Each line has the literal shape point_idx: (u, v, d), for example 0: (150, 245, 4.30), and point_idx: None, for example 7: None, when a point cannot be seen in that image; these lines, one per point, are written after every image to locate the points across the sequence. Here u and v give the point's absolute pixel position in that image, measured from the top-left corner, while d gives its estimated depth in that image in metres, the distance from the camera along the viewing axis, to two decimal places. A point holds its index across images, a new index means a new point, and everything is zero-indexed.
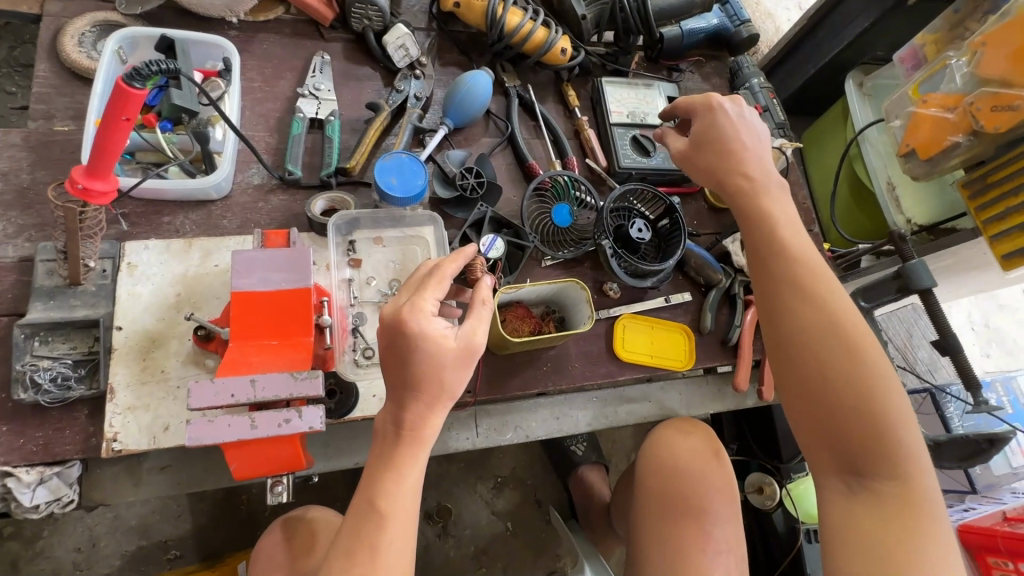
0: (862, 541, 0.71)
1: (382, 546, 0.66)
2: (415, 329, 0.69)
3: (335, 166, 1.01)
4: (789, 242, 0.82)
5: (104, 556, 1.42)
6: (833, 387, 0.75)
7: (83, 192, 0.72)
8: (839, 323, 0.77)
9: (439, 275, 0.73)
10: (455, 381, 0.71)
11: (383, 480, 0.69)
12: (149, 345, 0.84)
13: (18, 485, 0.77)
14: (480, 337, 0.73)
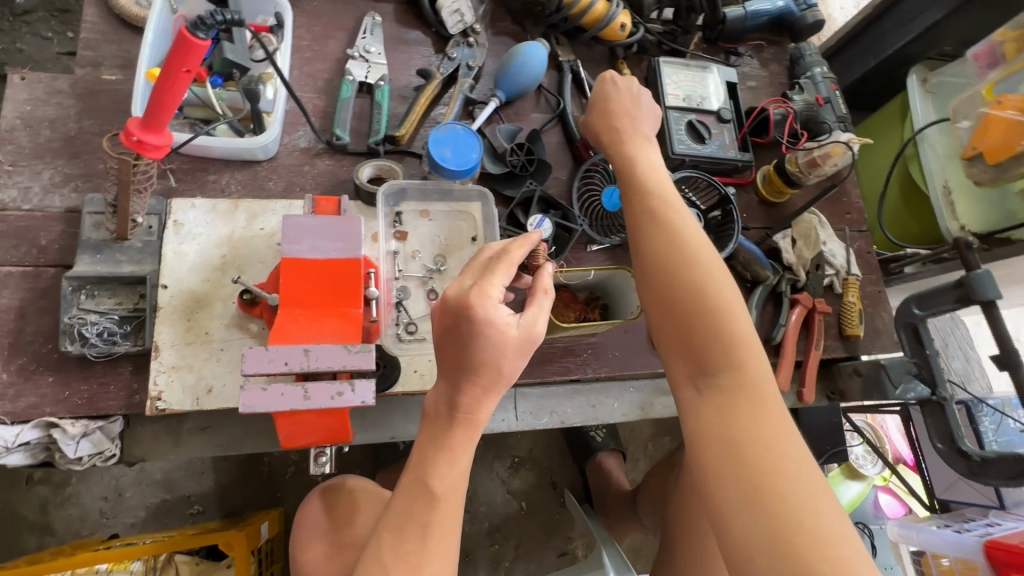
0: (720, 452, 0.65)
1: (433, 526, 0.68)
2: (484, 316, 0.67)
3: (384, 134, 0.98)
4: (650, 181, 0.83)
5: (129, 506, 1.45)
6: (680, 292, 0.73)
7: (137, 145, 0.69)
8: (682, 236, 0.76)
9: (508, 261, 0.72)
10: (513, 368, 0.71)
11: (436, 463, 0.70)
12: (193, 305, 0.82)
13: (63, 437, 0.77)
14: (541, 327, 0.73)
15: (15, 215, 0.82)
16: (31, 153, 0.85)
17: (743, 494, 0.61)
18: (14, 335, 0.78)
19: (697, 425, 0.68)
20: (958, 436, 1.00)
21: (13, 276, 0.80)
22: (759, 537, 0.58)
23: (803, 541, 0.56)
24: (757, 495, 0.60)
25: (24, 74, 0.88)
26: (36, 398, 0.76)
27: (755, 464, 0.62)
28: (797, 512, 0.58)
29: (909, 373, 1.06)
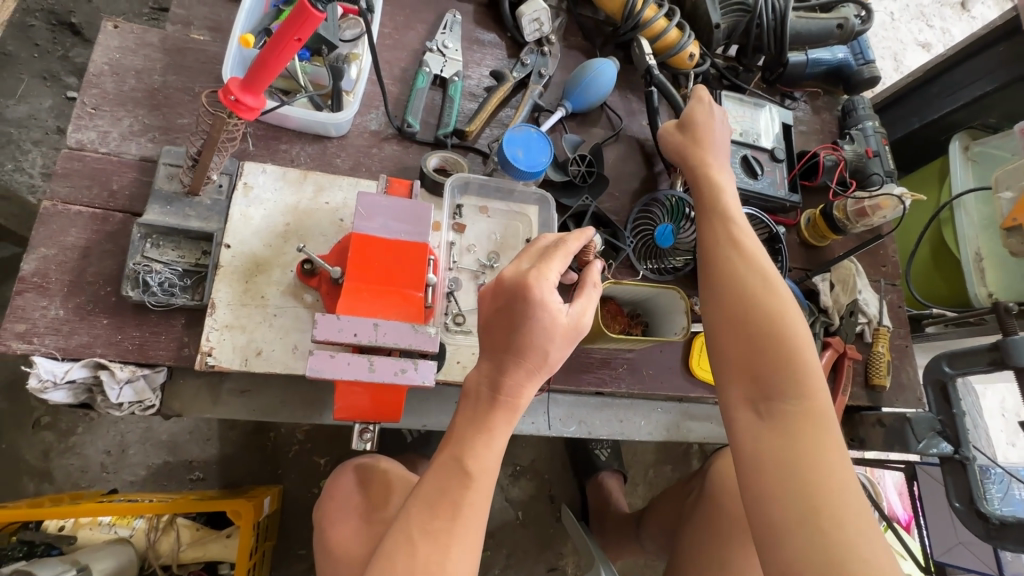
0: (775, 473, 0.65)
1: (463, 506, 0.68)
2: (535, 298, 0.68)
3: (454, 128, 1.00)
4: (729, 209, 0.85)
5: (131, 464, 1.44)
6: (745, 311, 0.75)
7: (233, 104, 0.71)
8: (751, 258, 0.79)
9: (566, 249, 0.73)
10: (558, 354, 0.72)
11: (473, 445, 0.70)
12: (253, 268, 0.83)
13: (109, 380, 0.77)
14: (588, 318, 0.74)
15: (92, 156, 0.83)
16: (114, 99, 0.87)
17: (796, 511, 0.61)
18: (75, 273, 0.78)
19: (752, 443, 0.69)
20: (979, 498, 1.00)
21: (82, 216, 0.80)
22: (813, 554, 0.58)
23: (851, 558, 0.57)
24: (814, 518, 0.60)
25: (117, 23, 0.90)
26: (89, 337, 0.77)
27: (810, 482, 0.62)
28: (851, 535, 0.58)
29: (933, 429, 1.08)
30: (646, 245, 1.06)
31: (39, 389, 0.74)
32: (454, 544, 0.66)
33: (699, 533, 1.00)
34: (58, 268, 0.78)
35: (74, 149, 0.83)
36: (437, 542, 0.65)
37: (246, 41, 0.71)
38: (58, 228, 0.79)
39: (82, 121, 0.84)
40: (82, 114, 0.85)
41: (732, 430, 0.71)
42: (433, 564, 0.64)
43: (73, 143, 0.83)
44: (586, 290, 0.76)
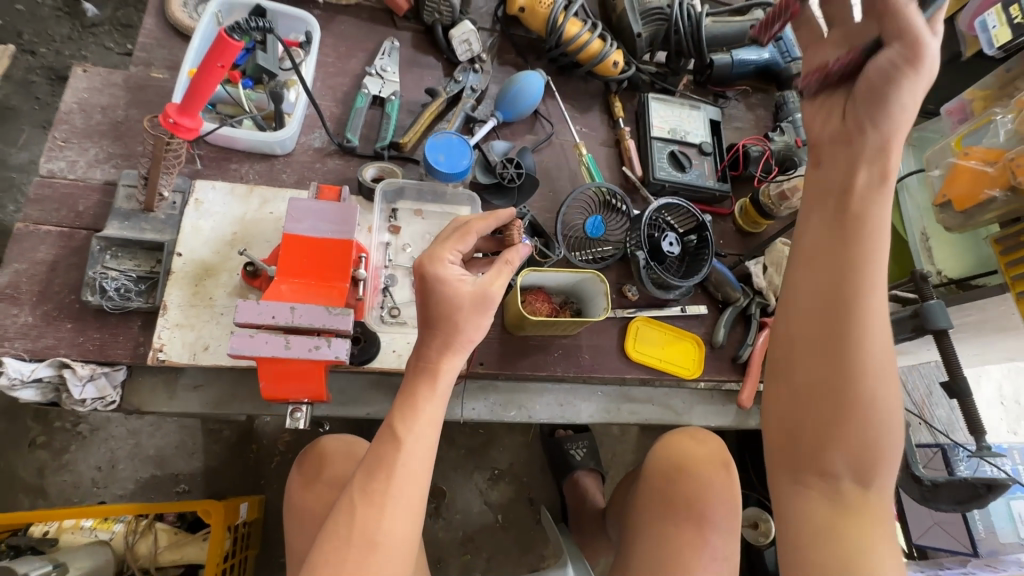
0: (820, 539, 0.75)
1: (397, 468, 0.73)
2: (431, 272, 0.78)
3: (390, 140, 1.10)
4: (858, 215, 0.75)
5: (121, 478, 1.52)
6: (836, 392, 0.74)
7: (173, 126, 0.82)
8: (860, 339, 0.74)
9: (464, 230, 0.82)
10: (470, 324, 0.79)
11: (401, 412, 0.76)
12: (202, 273, 0.92)
13: (72, 377, 0.85)
14: (496, 288, 0.81)
15: (61, 182, 0.94)
16: (82, 133, 0.98)
17: None
18: (44, 284, 0.88)
19: (804, 509, 0.77)
20: (914, 463, 1.02)
21: (50, 234, 0.91)
22: None
23: None
24: None
25: (86, 68, 1.03)
26: (54, 340, 0.86)
27: (851, 560, 0.72)
28: None
29: None
30: (574, 238, 1.13)
31: (9, 387, 0.83)
32: (388, 507, 0.71)
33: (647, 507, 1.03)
34: (29, 281, 0.88)
35: (45, 177, 0.94)
36: (374, 503, 0.71)
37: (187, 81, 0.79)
38: (30, 245, 0.89)
39: (53, 153, 0.96)
40: (53, 146, 0.96)
41: (787, 492, 0.79)
42: (370, 521, 0.70)
43: (45, 172, 0.94)
44: (497, 266, 0.83)
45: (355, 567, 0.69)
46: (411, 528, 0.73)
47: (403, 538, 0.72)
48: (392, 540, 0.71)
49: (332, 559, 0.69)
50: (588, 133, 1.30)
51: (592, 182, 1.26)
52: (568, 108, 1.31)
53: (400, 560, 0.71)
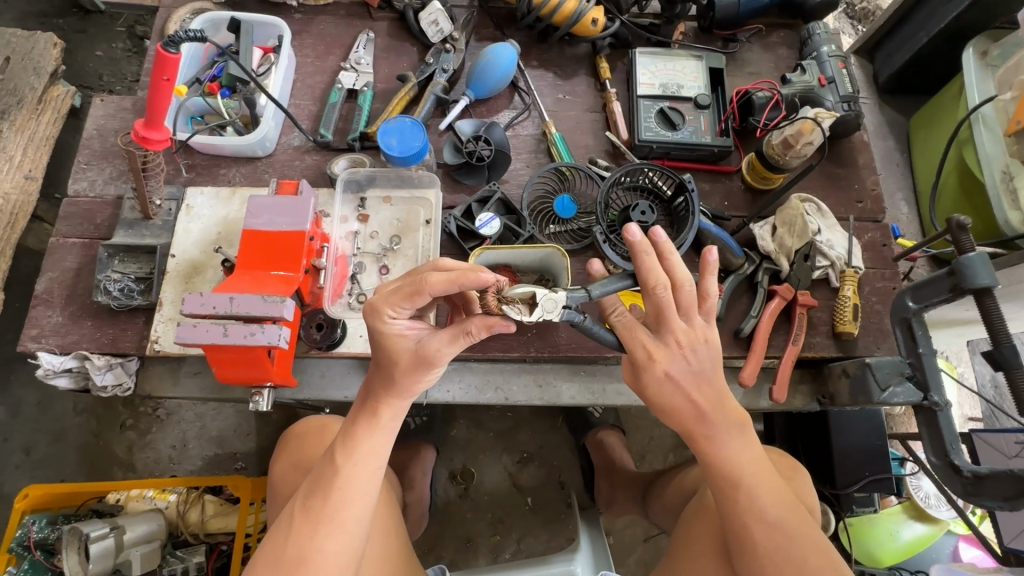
0: None
1: (333, 492, 0.75)
2: (370, 326, 0.73)
3: (359, 131, 1.12)
4: (661, 406, 0.79)
5: (191, 455, 1.72)
6: (746, 539, 0.76)
7: (144, 140, 0.90)
8: (741, 480, 0.78)
9: (411, 290, 0.70)
10: (408, 380, 0.74)
11: (342, 443, 0.77)
12: (191, 271, 1.02)
13: (93, 367, 0.99)
14: (440, 354, 0.71)
15: (84, 200, 1.09)
16: (101, 155, 1.12)
17: None
18: (70, 288, 1.02)
19: None
20: (953, 448, 0.85)
21: (75, 245, 1.05)
22: None
23: None
24: None
25: (103, 97, 1.16)
26: (77, 336, 0.99)
27: None
28: None
29: (901, 374, 0.93)
30: (544, 217, 1.10)
31: (47, 375, 0.99)
32: (322, 528, 0.74)
33: (683, 529, 0.98)
34: (58, 286, 1.02)
35: (73, 196, 1.09)
36: (310, 523, 0.74)
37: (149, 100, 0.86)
38: (59, 256, 1.04)
39: (78, 174, 1.11)
40: (77, 169, 1.11)
41: None
42: (303, 544, 0.74)
43: (72, 192, 1.09)
44: (453, 329, 0.71)
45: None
46: (347, 549, 0.75)
47: (335, 558, 0.74)
48: (324, 559, 0.74)
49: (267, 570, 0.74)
50: (573, 100, 1.22)
51: (576, 152, 1.18)
52: (551, 76, 1.24)
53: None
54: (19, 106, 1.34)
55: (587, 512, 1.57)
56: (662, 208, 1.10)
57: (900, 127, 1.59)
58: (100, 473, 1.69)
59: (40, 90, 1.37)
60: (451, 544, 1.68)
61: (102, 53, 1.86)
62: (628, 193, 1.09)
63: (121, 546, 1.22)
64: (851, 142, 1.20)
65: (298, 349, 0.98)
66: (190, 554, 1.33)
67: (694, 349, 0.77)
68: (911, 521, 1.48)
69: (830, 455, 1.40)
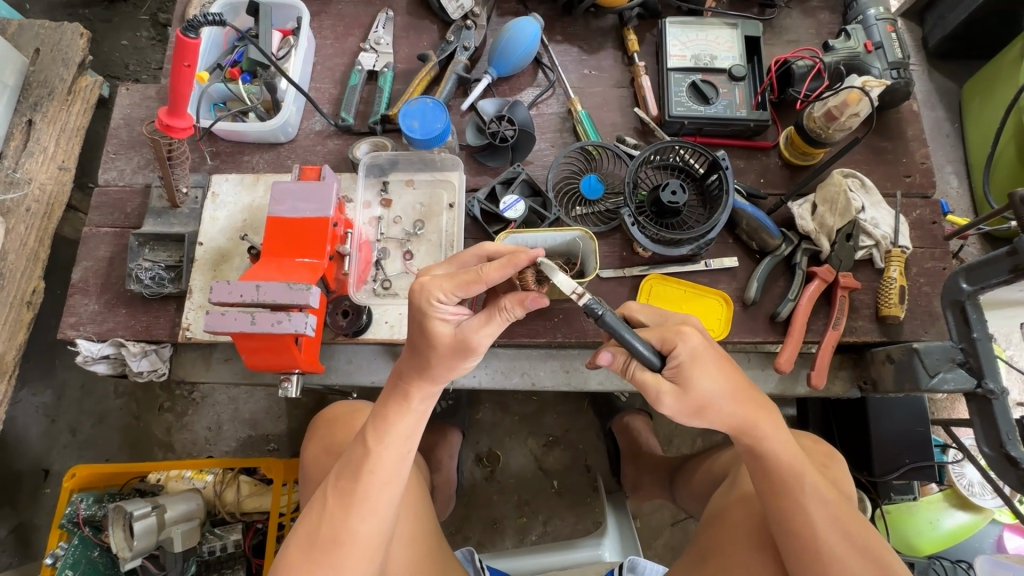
0: None
1: (363, 473, 0.75)
2: (415, 306, 0.70)
3: (381, 114, 1.10)
4: (707, 398, 0.76)
5: (225, 437, 1.77)
6: (799, 525, 0.75)
7: (168, 128, 0.89)
8: (793, 467, 0.77)
9: (471, 279, 0.67)
10: (444, 367, 0.72)
11: (371, 428, 0.76)
12: (219, 259, 1.03)
13: (129, 354, 1.01)
14: (483, 341, 0.70)
15: (114, 189, 1.10)
16: (128, 144, 1.13)
17: None
18: (104, 276, 1.04)
19: None
20: (1011, 439, 0.79)
21: (107, 235, 1.07)
22: None
23: None
24: None
25: (129, 86, 1.17)
26: (113, 324, 1.02)
27: None
28: None
29: (952, 360, 0.88)
30: (570, 199, 1.07)
31: (86, 362, 1.02)
32: (355, 509, 0.74)
33: (716, 518, 0.96)
34: (93, 275, 1.04)
35: (103, 186, 1.11)
36: (343, 504, 0.75)
37: (171, 85, 0.86)
38: (93, 245, 1.06)
39: (107, 164, 1.12)
40: (106, 159, 1.12)
41: None
42: (339, 522, 0.74)
43: (103, 182, 1.11)
44: (494, 315, 0.69)
45: (320, 560, 0.73)
46: (380, 529, 0.76)
47: (369, 538, 0.75)
48: (358, 539, 0.74)
49: (302, 551, 0.74)
50: (599, 75, 1.17)
51: (603, 130, 1.14)
52: (576, 51, 1.19)
53: (367, 560, 0.75)
54: (51, 98, 1.35)
55: (614, 495, 1.56)
56: (694, 187, 1.05)
57: (951, 94, 1.49)
58: (142, 453, 1.75)
59: (70, 81, 1.38)
60: (478, 525, 1.70)
61: (128, 43, 1.87)
62: (659, 172, 1.05)
63: (163, 523, 1.27)
64: (899, 112, 1.12)
65: (325, 336, 0.98)
66: (227, 531, 1.38)
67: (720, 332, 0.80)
68: (952, 509, 1.43)
69: (868, 442, 1.35)
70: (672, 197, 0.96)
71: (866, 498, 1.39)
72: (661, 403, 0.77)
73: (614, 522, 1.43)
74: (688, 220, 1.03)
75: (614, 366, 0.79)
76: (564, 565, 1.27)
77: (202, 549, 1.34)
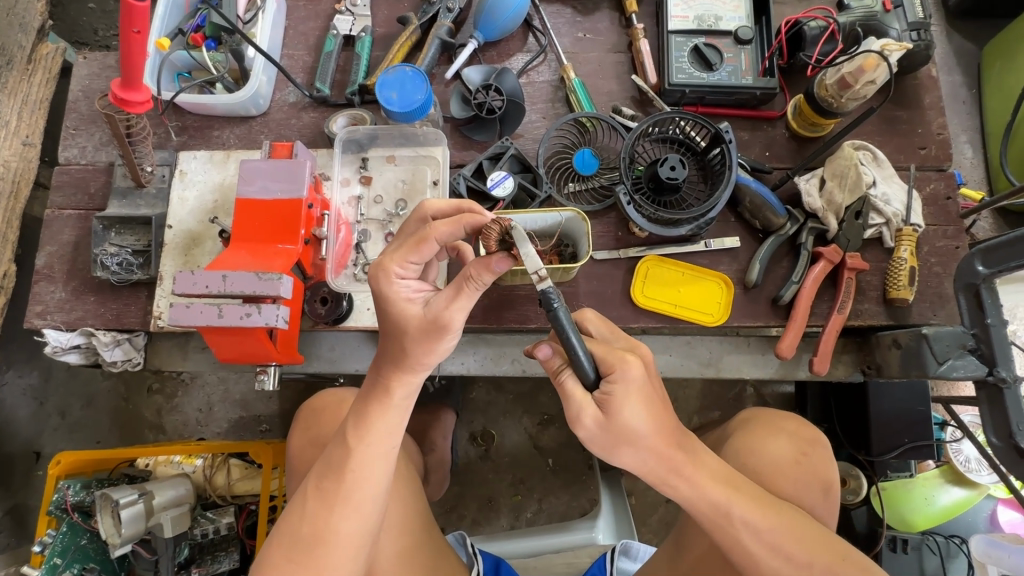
0: None
1: (348, 471, 0.71)
2: (376, 288, 0.69)
3: (358, 84, 1.02)
4: (630, 433, 0.70)
5: (216, 418, 1.74)
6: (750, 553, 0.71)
7: (123, 102, 0.82)
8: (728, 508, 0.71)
9: (417, 237, 0.68)
10: (420, 352, 0.67)
11: (355, 427, 0.72)
12: (190, 242, 0.97)
13: (100, 343, 0.97)
14: (452, 314, 0.66)
15: (76, 168, 1.03)
16: (88, 119, 1.06)
17: None
18: (70, 261, 0.99)
19: None
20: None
21: (72, 217, 1.00)
22: None
23: None
24: None
25: (87, 54, 1.08)
26: (82, 312, 0.97)
27: None
28: None
29: (963, 346, 0.83)
30: (561, 175, 1.01)
31: (55, 352, 0.97)
32: (337, 507, 0.71)
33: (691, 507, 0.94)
34: (59, 261, 0.99)
35: (65, 165, 1.04)
36: (326, 503, 0.71)
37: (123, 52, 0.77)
38: (56, 229, 1.00)
39: (68, 141, 1.05)
40: (66, 135, 1.05)
41: None
42: (318, 526, 0.71)
43: (65, 161, 1.04)
44: (457, 281, 0.65)
45: (301, 558, 0.70)
46: (363, 526, 0.72)
47: (351, 535, 0.71)
48: (341, 539, 0.71)
49: (283, 550, 0.71)
50: (594, 39, 1.08)
51: (598, 99, 1.06)
52: (568, 12, 1.09)
53: (353, 558, 0.72)
54: (10, 67, 1.26)
55: (609, 473, 1.56)
56: (694, 162, 0.98)
57: (968, 59, 1.41)
58: (133, 435, 1.73)
59: (29, 48, 1.27)
60: (473, 502, 1.70)
61: (95, 5, 1.72)
62: (657, 146, 0.98)
63: (151, 510, 1.24)
64: (918, 78, 1.04)
65: (304, 324, 0.93)
66: (219, 514, 1.37)
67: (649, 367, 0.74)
68: (948, 485, 1.41)
69: (868, 422, 1.32)
70: (674, 173, 0.89)
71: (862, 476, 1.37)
72: (581, 424, 0.71)
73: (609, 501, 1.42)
74: (688, 197, 0.97)
75: (548, 364, 0.73)
76: (558, 548, 1.25)
77: (194, 533, 1.33)
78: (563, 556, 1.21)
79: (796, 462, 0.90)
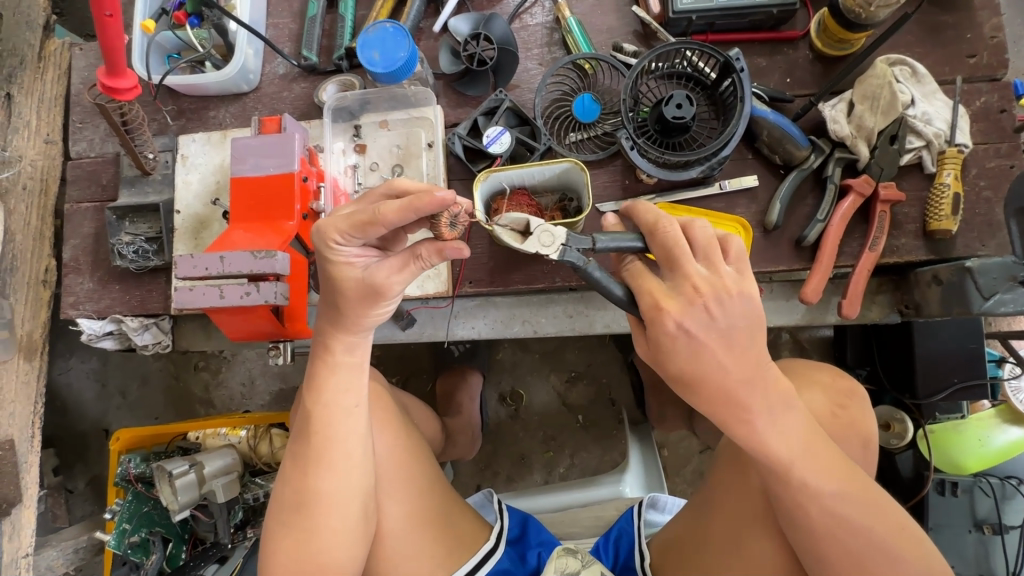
0: None
1: (313, 433, 0.74)
2: (317, 250, 0.65)
3: (344, 47, 0.98)
4: (684, 374, 0.65)
5: (259, 391, 1.83)
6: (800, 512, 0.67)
7: (113, 90, 0.82)
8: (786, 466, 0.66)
9: (364, 220, 0.61)
10: (356, 315, 0.68)
11: (308, 393, 0.74)
12: (198, 225, 0.99)
13: (130, 328, 1.01)
14: (391, 283, 0.65)
15: (87, 161, 1.06)
16: (91, 111, 1.07)
17: None
18: (93, 252, 1.03)
19: None
20: None
21: (89, 210, 1.04)
22: None
23: None
24: None
25: None
26: (110, 300, 1.01)
27: None
28: None
29: (1011, 279, 0.77)
30: (562, 125, 0.95)
31: (92, 339, 1.02)
32: (313, 469, 0.74)
33: (720, 466, 0.92)
34: (83, 253, 1.03)
35: (76, 159, 1.07)
36: (301, 466, 0.75)
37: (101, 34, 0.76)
38: (77, 222, 1.04)
39: (77, 135, 1.07)
40: (75, 129, 1.07)
41: None
42: (303, 490, 0.74)
43: (76, 155, 1.07)
44: (401, 254, 0.65)
45: (291, 522, 0.74)
46: (343, 485, 0.74)
47: (332, 495, 0.74)
48: (323, 499, 0.74)
49: (276, 515, 0.76)
50: None
51: (597, 38, 0.98)
52: None
53: (342, 516, 0.74)
54: None
55: (639, 427, 1.55)
56: (704, 97, 0.91)
57: None
58: (186, 410, 1.85)
59: None
60: (506, 460, 1.74)
61: None
62: (662, 82, 0.90)
63: (203, 478, 1.33)
64: None
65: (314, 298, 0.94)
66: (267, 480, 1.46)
67: (720, 301, 0.64)
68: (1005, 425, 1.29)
69: (912, 364, 1.23)
70: (681, 111, 0.82)
71: (906, 420, 1.31)
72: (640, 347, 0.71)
73: (638, 455, 1.41)
74: (700, 135, 0.90)
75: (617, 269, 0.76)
76: (584, 502, 1.27)
77: (246, 497, 1.42)
78: (590, 510, 1.22)
79: (830, 413, 0.85)
